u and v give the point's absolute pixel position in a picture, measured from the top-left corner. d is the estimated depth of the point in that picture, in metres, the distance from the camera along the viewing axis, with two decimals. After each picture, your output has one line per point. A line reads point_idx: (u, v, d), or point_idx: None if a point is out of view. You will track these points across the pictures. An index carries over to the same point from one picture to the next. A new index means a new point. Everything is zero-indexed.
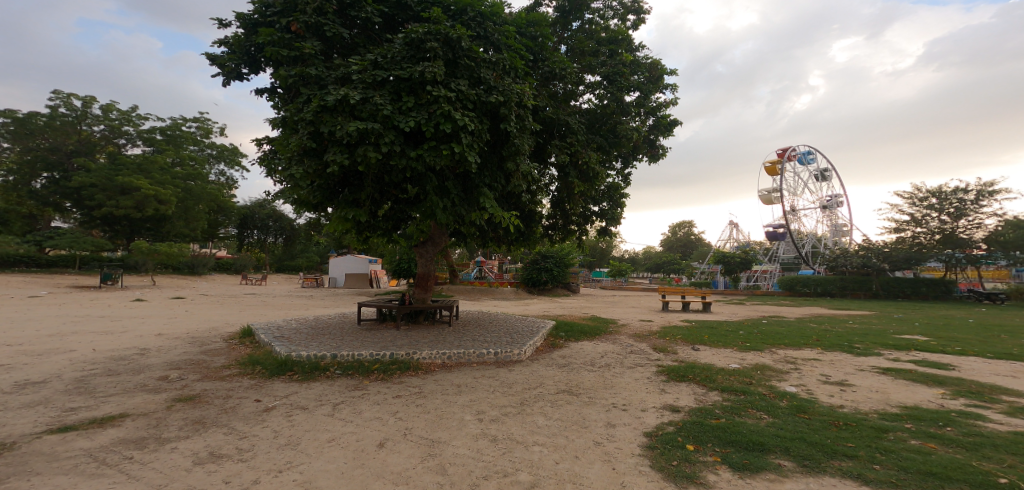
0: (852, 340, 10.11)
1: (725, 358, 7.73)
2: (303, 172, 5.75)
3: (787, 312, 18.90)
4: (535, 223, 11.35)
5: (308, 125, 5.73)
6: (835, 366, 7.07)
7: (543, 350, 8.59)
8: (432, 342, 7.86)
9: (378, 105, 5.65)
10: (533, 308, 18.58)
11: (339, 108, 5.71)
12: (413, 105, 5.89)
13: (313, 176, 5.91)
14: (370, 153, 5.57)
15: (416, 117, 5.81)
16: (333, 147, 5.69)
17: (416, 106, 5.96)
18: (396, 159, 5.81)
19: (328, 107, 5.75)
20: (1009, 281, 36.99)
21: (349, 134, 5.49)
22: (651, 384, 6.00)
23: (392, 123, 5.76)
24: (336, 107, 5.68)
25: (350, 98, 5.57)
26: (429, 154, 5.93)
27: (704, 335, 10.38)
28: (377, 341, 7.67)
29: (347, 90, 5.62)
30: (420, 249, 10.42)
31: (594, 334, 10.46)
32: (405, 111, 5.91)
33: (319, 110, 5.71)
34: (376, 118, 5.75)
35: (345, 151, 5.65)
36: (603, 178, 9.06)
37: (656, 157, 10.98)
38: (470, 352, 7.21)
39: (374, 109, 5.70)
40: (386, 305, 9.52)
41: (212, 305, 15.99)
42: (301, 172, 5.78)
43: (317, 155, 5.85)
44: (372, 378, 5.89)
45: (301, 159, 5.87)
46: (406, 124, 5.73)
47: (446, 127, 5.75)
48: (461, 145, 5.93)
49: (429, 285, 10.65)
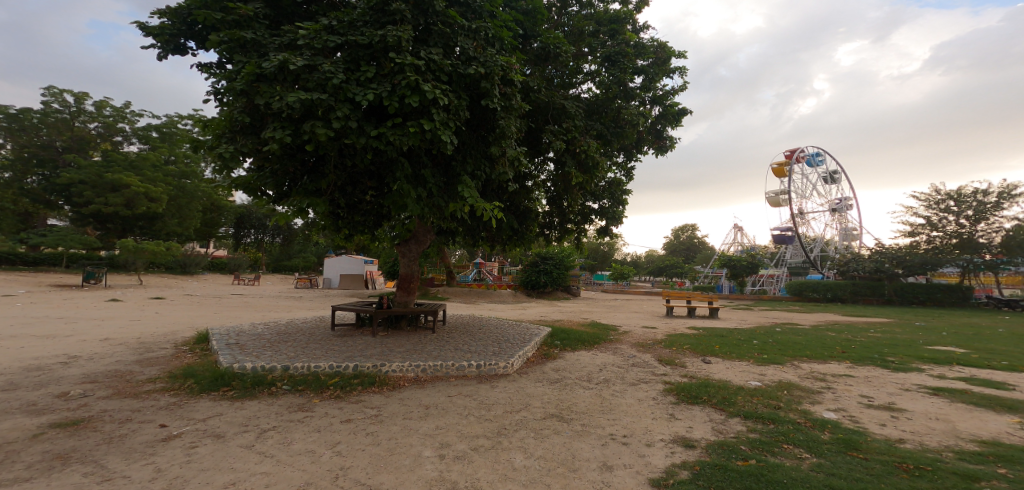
0: (879, 352, 9.13)
1: (744, 374, 6.72)
2: (236, 151, 4.85)
3: (798, 318, 17.89)
4: (530, 221, 10.48)
5: (241, 96, 4.82)
6: (874, 385, 6.07)
7: (534, 362, 7.59)
8: (408, 351, 6.88)
9: (327, 73, 4.72)
10: (529, 312, 17.58)
11: (281, 77, 4.84)
12: (373, 75, 4.95)
13: (250, 157, 5.01)
14: (317, 129, 4.62)
15: (376, 88, 4.86)
16: (272, 122, 4.78)
17: (377, 76, 5.03)
18: (352, 137, 4.84)
19: (268, 75, 4.87)
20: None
21: (290, 105, 4.58)
22: (657, 408, 5.01)
23: (347, 95, 4.84)
24: (277, 76, 4.80)
25: (292, 64, 4.67)
26: (395, 133, 4.96)
27: (715, 345, 9.40)
28: (344, 350, 6.67)
29: (289, 55, 4.71)
30: (402, 248, 9.49)
31: (593, 342, 9.49)
32: (364, 82, 4.98)
33: (253, 80, 4.83)
34: (327, 90, 4.85)
35: (288, 127, 4.73)
36: (603, 169, 8.04)
37: (663, 149, 9.97)
38: (446, 365, 6.23)
39: (322, 78, 4.80)
40: (361, 309, 8.53)
41: (188, 306, 15.04)
42: (234, 150, 4.87)
43: (253, 131, 4.95)
44: (324, 396, 4.82)
45: (234, 137, 4.97)
46: (364, 97, 4.78)
47: (413, 101, 4.80)
48: (433, 124, 4.98)
49: (413, 288, 9.68)
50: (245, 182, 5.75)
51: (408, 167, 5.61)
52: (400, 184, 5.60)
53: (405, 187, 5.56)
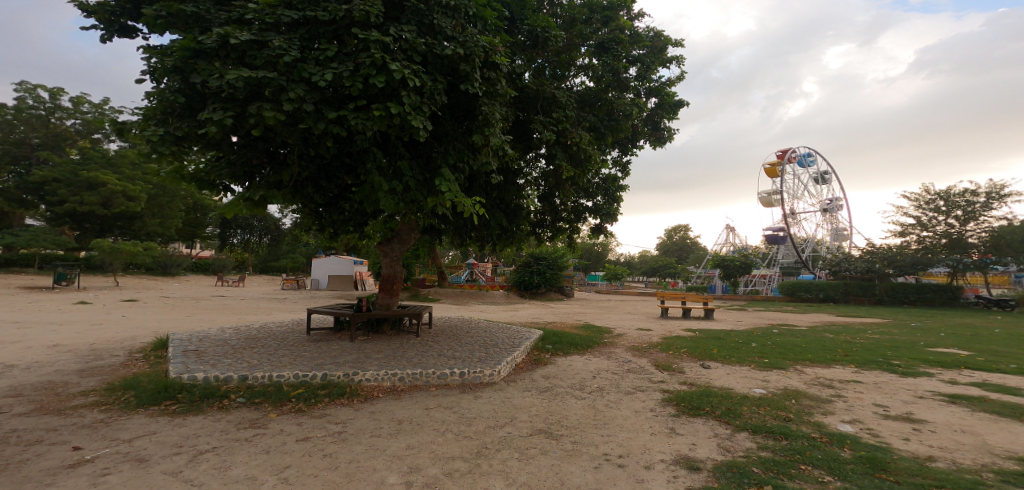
0: (883, 354, 8.75)
1: (747, 381, 6.28)
2: (170, 136, 4.32)
3: (794, 319, 17.57)
4: (520, 219, 10.07)
5: (174, 74, 4.30)
6: (886, 393, 5.67)
7: (523, 369, 7.10)
8: (386, 357, 6.34)
9: (277, 49, 4.21)
10: (521, 314, 17.09)
11: (225, 54, 4.34)
12: (333, 53, 4.43)
13: (191, 143, 4.49)
14: (263, 112, 4.07)
15: (336, 67, 4.34)
16: (213, 104, 4.25)
17: (339, 55, 4.52)
18: (307, 121, 4.29)
19: (208, 52, 4.35)
20: (1015, 288, 35.92)
21: (232, 84, 4.05)
22: (655, 421, 4.55)
23: (302, 75, 4.33)
24: (220, 52, 4.28)
25: (234, 38, 4.14)
26: (358, 118, 4.44)
27: (713, 348, 8.99)
28: (315, 356, 6.10)
29: (231, 28, 4.19)
30: (384, 247, 8.95)
31: (586, 346, 9.02)
32: (324, 61, 4.46)
33: (191, 57, 4.33)
34: (278, 68, 4.31)
35: (233, 108, 4.20)
36: (596, 162, 7.57)
37: (660, 141, 9.54)
38: (426, 372, 5.72)
39: (273, 56, 4.28)
40: (338, 312, 7.96)
41: (163, 309, 14.34)
42: (165, 133, 4.32)
43: (192, 114, 4.43)
44: (282, 410, 4.23)
45: (167, 119, 4.42)
46: (321, 77, 4.25)
47: (377, 82, 4.27)
48: (401, 108, 4.46)
49: (397, 289, 9.11)
50: (196, 172, 5.23)
51: (380, 157, 5.09)
52: (370, 175, 5.07)
53: (376, 179, 5.04)
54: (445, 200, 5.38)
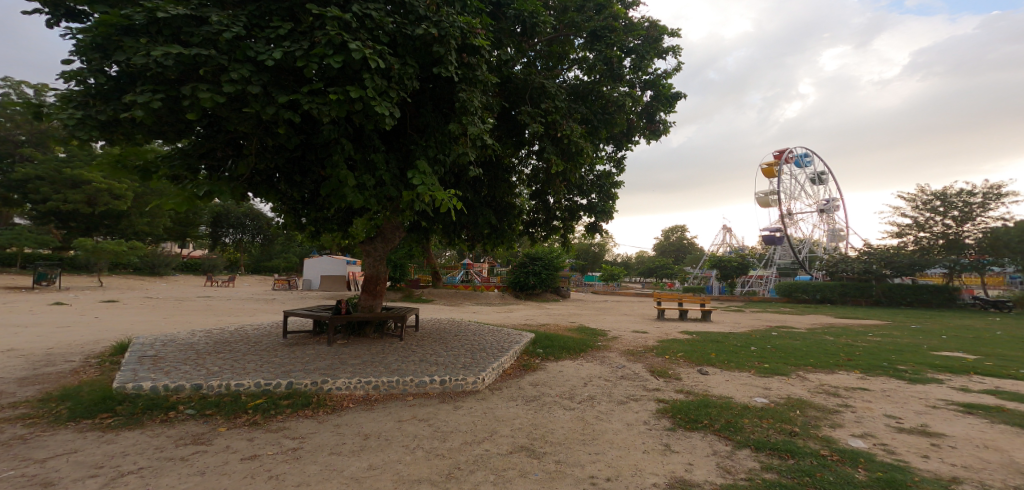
0: (887, 359, 8.39)
1: (748, 390, 5.90)
2: (92, 121, 4.04)
3: (793, 321, 17.24)
4: (510, 217, 9.72)
5: (96, 53, 3.99)
6: (897, 402, 5.30)
7: (511, 375, 6.69)
8: (362, 363, 5.91)
9: (218, 26, 3.84)
10: (515, 315, 16.69)
11: (155, 31, 4.00)
12: (287, 32, 4.06)
13: (123, 128, 4.25)
14: (198, 93, 3.70)
15: (287, 46, 3.97)
16: (144, 85, 3.91)
17: (293, 34, 4.14)
18: (254, 105, 3.90)
19: (139, 29, 4.00)
20: (1011, 289, 35.86)
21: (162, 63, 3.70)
22: (649, 436, 4.17)
23: (246, 55, 3.98)
24: (149, 29, 3.93)
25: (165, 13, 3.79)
26: (314, 102, 4.05)
27: (711, 352, 8.61)
28: (285, 361, 5.67)
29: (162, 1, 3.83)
30: (368, 246, 8.51)
31: (579, 350, 8.62)
32: (276, 40, 4.09)
33: (117, 34, 3.99)
34: (221, 46, 3.94)
35: (161, 89, 3.87)
36: (588, 156, 7.19)
37: (656, 134, 9.17)
38: (402, 380, 5.30)
39: (212, 33, 3.92)
40: (316, 314, 7.50)
41: (143, 310, 13.83)
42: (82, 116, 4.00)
43: (118, 96, 4.11)
44: (234, 424, 3.81)
45: (90, 102, 4.12)
46: (269, 57, 3.89)
47: (333, 62, 3.89)
48: (361, 91, 4.07)
49: (380, 290, 8.64)
50: (146, 163, 4.85)
51: (347, 148, 4.70)
52: (337, 167, 4.68)
53: (342, 171, 4.65)
54: (420, 194, 4.98)
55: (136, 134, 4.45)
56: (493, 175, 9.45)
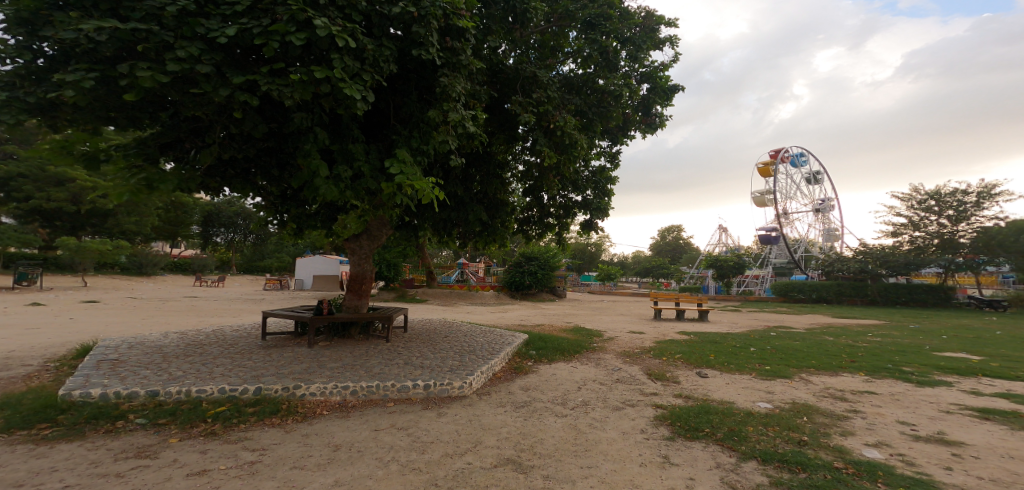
0: (891, 360, 8.12)
1: (750, 394, 5.60)
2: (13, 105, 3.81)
3: (791, 321, 16.98)
4: (501, 214, 9.42)
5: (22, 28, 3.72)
6: (908, 407, 5.02)
7: (501, 379, 6.36)
8: (340, 367, 5.55)
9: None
10: (509, 316, 16.35)
11: (92, 5, 3.69)
12: (245, 8, 3.74)
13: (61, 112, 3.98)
14: (136, 71, 3.39)
15: (243, 22, 3.66)
16: (81, 64, 3.62)
17: (253, 10, 3.83)
18: (205, 86, 3.59)
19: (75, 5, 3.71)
20: (1006, 288, 35.88)
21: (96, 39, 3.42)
22: (646, 447, 3.86)
23: (197, 31, 3.66)
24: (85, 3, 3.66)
25: None
26: (275, 83, 3.74)
27: (710, 354, 8.32)
28: (258, 365, 5.32)
29: None
30: (353, 243, 8.13)
31: (573, 352, 8.32)
32: (233, 17, 3.77)
33: (44, 9, 3.70)
34: (168, 24, 3.64)
35: (96, 68, 3.57)
36: (583, 148, 6.88)
37: (652, 128, 8.90)
38: (381, 385, 4.95)
39: (159, 7, 3.60)
40: (296, 315, 7.11)
41: (124, 311, 13.37)
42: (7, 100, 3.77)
43: (48, 76, 3.81)
44: (187, 435, 3.46)
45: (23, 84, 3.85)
46: (222, 34, 3.57)
47: (296, 39, 3.58)
48: (326, 71, 3.75)
49: (366, 290, 8.26)
50: (97, 152, 4.53)
51: (320, 136, 4.38)
52: (309, 157, 4.35)
53: (315, 160, 4.32)
54: (400, 187, 4.66)
55: (79, 119, 4.14)
56: (484, 171, 9.14)
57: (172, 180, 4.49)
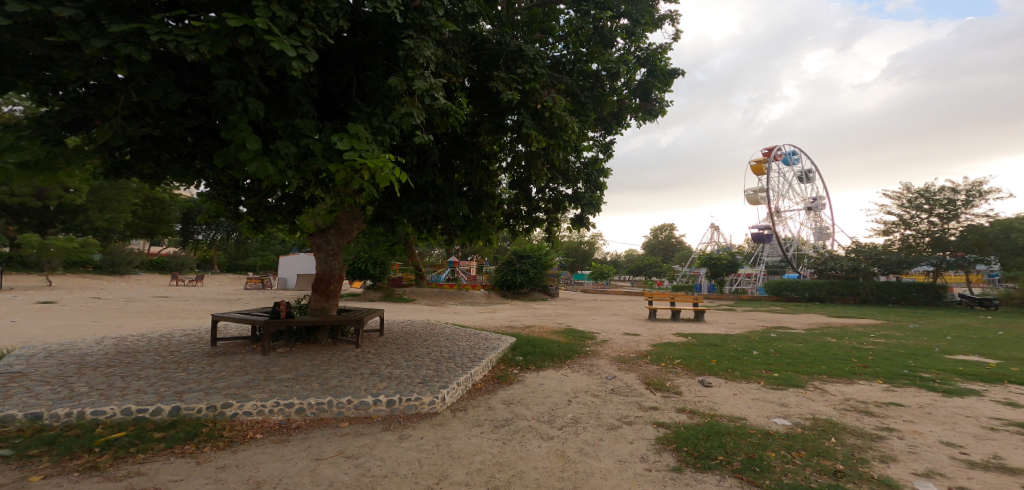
0: (906, 365, 7.49)
1: (763, 409, 4.93)
2: None
3: (788, 321, 16.37)
4: (485, 207, 8.63)
5: None
6: (946, 423, 4.37)
7: (481, 392, 5.62)
8: (291, 379, 4.76)
9: None
10: (497, 316, 15.61)
11: None
12: None
13: None
14: None
15: None
16: None
17: None
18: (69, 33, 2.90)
19: None
20: (992, 286, 36.10)
21: None
22: (648, 483, 3.16)
23: None
24: None
25: None
26: (173, 34, 3.02)
27: (712, 358, 7.67)
28: (192, 378, 4.55)
29: None
30: (319, 238, 7.26)
31: (563, 357, 7.63)
32: None
33: None
34: None
35: None
36: (574, 132, 6.17)
37: (651, 114, 8.19)
38: (334, 400, 4.21)
39: None
40: (248, 321, 6.18)
41: (84, 313, 12.47)
42: None
43: None
44: (58, 470, 2.80)
45: None
46: None
47: None
48: (246, 19, 3.01)
49: (336, 290, 7.35)
50: None
51: (253, 107, 3.61)
52: (235, 129, 3.55)
53: (243, 132, 3.52)
54: (354, 169, 3.86)
55: None
56: (467, 161, 8.39)
57: (64, 159, 3.79)
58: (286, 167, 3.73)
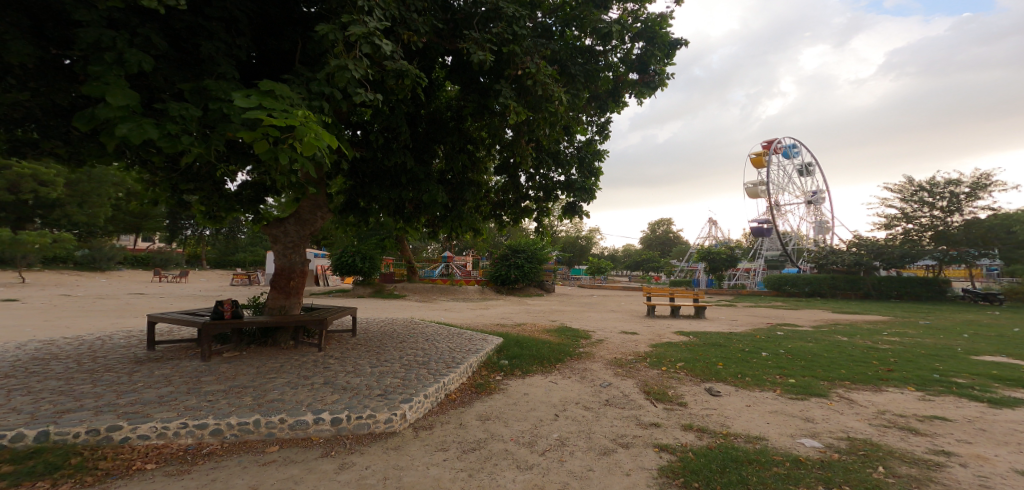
0: (934, 367, 6.72)
1: (786, 426, 4.17)
2: None
3: (793, 317, 15.59)
4: (466, 195, 7.82)
5: None
6: (1010, 445, 3.61)
7: (453, 406, 4.82)
8: (220, 392, 4.00)
9: None
10: (489, 314, 14.78)
11: None
12: None
13: None
14: None
15: None
16: None
17: None
18: None
19: None
20: (988, 280, 35.82)
21: None
22: None
23: None
24: None
25: None
26: None
27: (717, 361, 6.91)
28: (96, 393, 3.78)
29: None
30: (275, 229, 6.28)
31: (552, 359, 6.86)
32: None
33: None
34: None
35: None
36: (562, 101, 5.38)
37: (650, 88, 7.33)
38: (257, 419, 3.44)
39: None
40: (188, 322, 5.28)
41: (40, 312, 11.56)
42: None
43: None
44: None
45: None
46: None
47: None
48: None
49: (299, 286, 6.46)
50: None
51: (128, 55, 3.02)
52: (101, 81, 2.93)
53: (110, 84, 2.89)
54: (267, 132, 3.03)
55: None
56: (449, 146, 7.69)
57: None
58: (178, 129, 2.99)
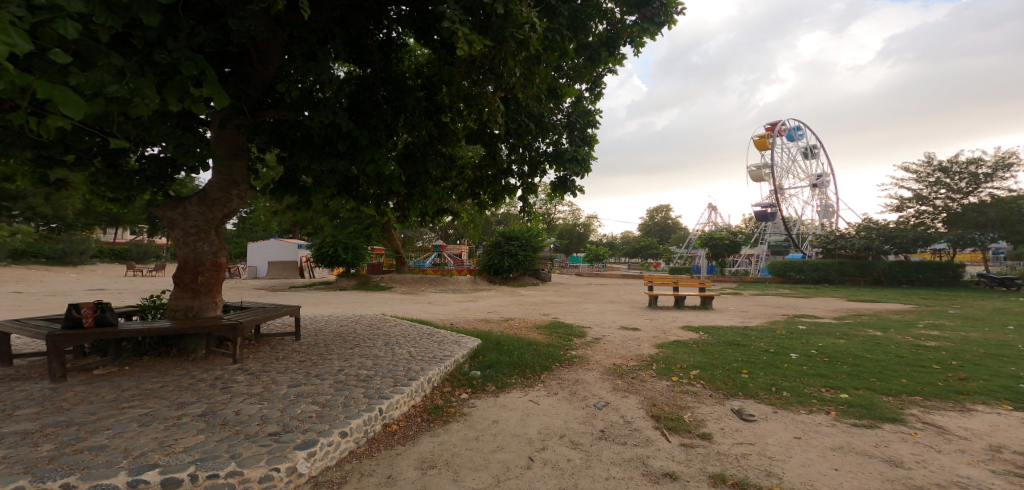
0: (1011, 372, 5.36)
1: (866, 478, 2.84)
2: None
3: (808, 307, 14.20)
4: (429, 169, 6.38)
5: None
6: None
7: (386, 448, 3.47)
8: (15, 437, 2.75)
9: None
10: (475, 307, 13.39)
11: None
12: None
13: None
14: None
15: None
16: None
17: None
18: None
19: None
20: (997, 265, 34.68)
21: None
22: None
23: None
24: None
25: None
26: None
27: (742, 368, 5.50)
28: None
29: None
30: (171, 211, 4.84)
31: (534, 368, 5.52)
32: None
33: None
34: None
35: None
36: (533, 24, 3.93)
37: (654, 24, 5.79)
38: (14, 486, 2.21)
39: None
40: (35, 334, 3.96)
41: None
42: None
43: None
44: None
45: None
46: None
47: None
48: None
49: (210, 282, 5.10)
50: None
51: None
52: None
53: None
54: None
55: None
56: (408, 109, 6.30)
57: None
58: None
